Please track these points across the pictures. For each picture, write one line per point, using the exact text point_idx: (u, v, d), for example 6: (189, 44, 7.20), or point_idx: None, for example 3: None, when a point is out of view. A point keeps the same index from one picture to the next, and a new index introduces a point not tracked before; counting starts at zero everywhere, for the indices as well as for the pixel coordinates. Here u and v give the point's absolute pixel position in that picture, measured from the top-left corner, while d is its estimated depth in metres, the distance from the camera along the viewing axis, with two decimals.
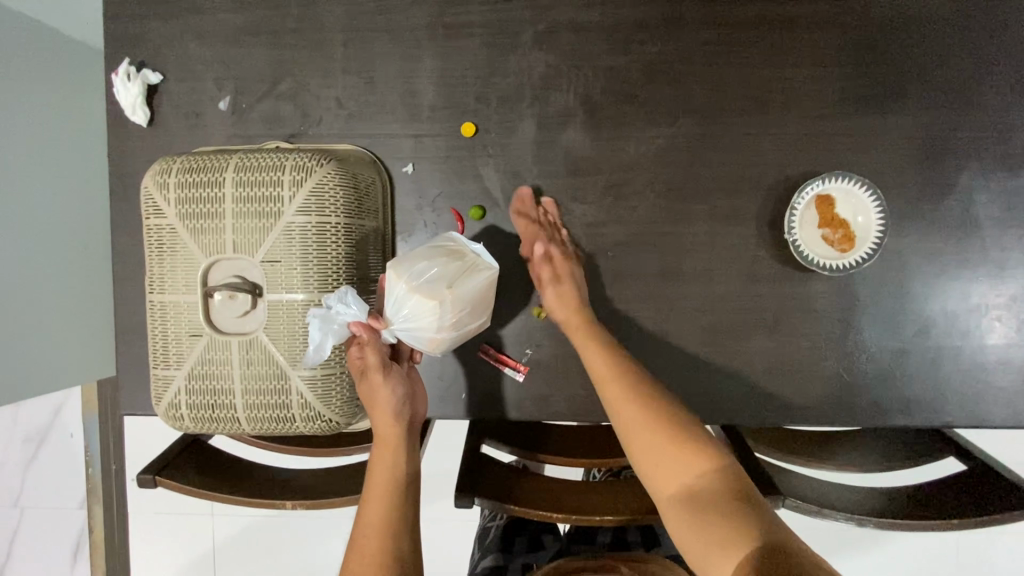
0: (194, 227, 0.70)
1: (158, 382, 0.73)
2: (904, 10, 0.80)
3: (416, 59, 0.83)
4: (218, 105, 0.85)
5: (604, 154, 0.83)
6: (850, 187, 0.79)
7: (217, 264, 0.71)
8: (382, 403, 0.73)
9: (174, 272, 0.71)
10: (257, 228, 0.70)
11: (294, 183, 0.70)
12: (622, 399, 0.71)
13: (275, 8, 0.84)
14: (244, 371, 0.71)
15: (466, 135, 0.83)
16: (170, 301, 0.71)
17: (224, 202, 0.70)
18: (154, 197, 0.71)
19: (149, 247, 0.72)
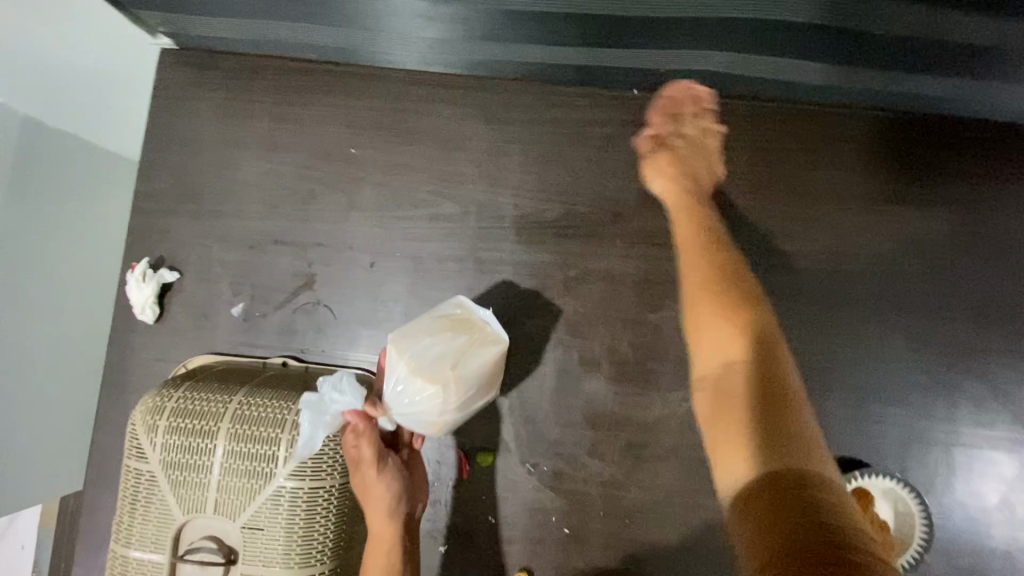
0: (175, 479, 0.64)
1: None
2: (948, 296, 0.78)
3: (442, 290, 0.80)
4: (231, 310, 0.82)
5: (628, 410, 0.77)
6: (889, 484, 0.73)
7: (193, 522, 0.64)
8: (376, 503, 0.67)
9: (145, 526, 0.64)
10: (243, 489, 0.64)
11: (292, 442, 0.65)
12: (697, 289, 0.61)
13: (305, 221, 0.82)
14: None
15: None
16: (134, 558, 0.64)
17: (211, 454, 0.64)
18: (139, 437, 0.65)
19: (123, 491, 0.66)
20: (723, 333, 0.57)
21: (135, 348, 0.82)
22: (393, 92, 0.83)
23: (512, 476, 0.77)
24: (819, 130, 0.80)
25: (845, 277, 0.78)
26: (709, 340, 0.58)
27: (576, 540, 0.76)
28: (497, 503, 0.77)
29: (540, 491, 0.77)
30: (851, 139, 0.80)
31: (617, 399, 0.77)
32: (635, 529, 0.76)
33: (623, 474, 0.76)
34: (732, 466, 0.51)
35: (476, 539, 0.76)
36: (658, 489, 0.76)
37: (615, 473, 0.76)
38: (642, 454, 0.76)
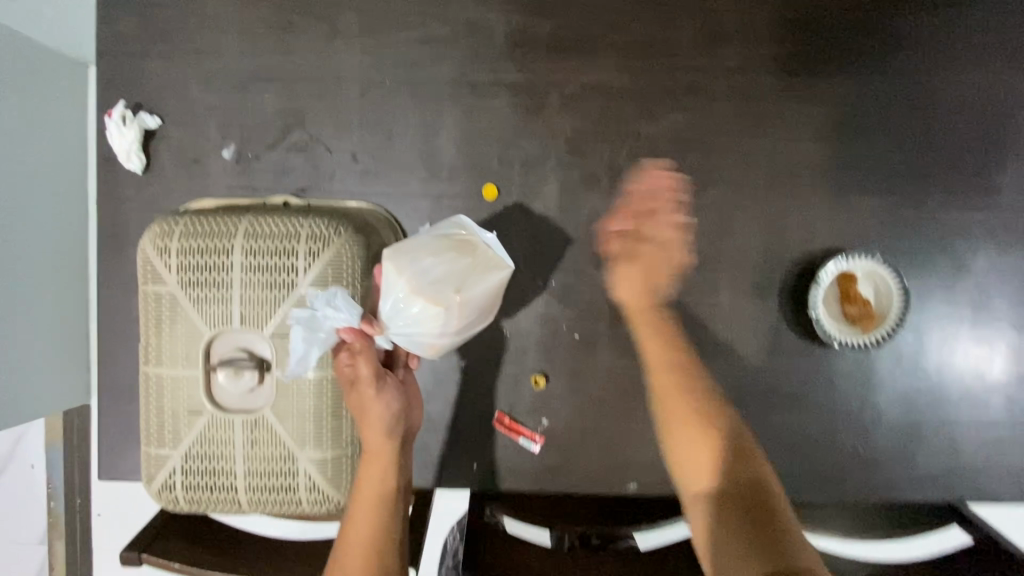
0: (197, 296, 0.65)
1: (150, 462, 0.67)
2: (928, 90, 0.81)
3: (438, 116, 0.79)
4: (221, 153, 0.79)
5: (628, 222, 0.80)
6: (872, 264, 0.79)
7: (222, 336, 0.66)
8: (373, 418, 0.66)
9: (173, 343, 0.65)
10: (268, 300, 0.65)
11: (309, 253, 0.66)
12: (683, 426, 0.70)
13: (287, 54, 0.79)
14: (248, 454, 0.66)
15: (488, 197, 0.79)
16: (167, 375, 0.66)
17: (231, 270, 0.65)
18: (152, 260, 0.65)
19: (144, 314, 0.66)
20: (709, 461, 0.67)
21: (125, 200, 0.79)
22: None
23: (523, 293, 0.80)
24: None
25: (832, 77, 0.80)
26: (697, 477, 0.67)
27: (587, 346, 0.81)
28: (511, 319, 0.81)
29: (551, 304, 0.81)
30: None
31: (619, 212, 0.80)
32: None
33: None
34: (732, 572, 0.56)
35: (493, 353, 0.81)
36: (661, 292, 0.81)
37: None
38: None
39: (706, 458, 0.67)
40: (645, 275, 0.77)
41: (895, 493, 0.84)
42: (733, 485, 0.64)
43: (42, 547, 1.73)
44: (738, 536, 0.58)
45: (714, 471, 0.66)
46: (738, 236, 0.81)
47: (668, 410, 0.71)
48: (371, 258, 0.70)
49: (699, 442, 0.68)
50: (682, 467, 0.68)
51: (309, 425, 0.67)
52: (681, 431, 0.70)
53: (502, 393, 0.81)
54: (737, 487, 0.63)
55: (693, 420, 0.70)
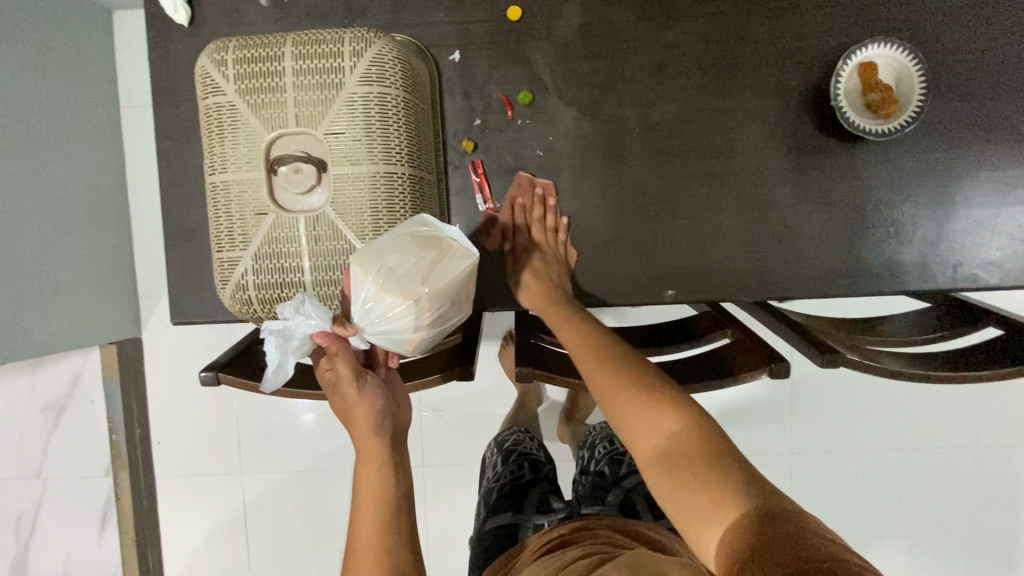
0: (254, 102, 0.70)
1: (224, 269, 0.73)
2: None
3: None
4: (260, 1, 0.84)
5: (649, 33, 0.83)
6: (891, 54, 0.82)
7: (280, 140, 0.71)
8: (360, 416, 0.71)
9: (236, 149, 0.71)
10: (320, 99, 0.70)
11: (353, 54, 0.70)
12: (610, 391, 0.69)
13: None
14: (313, 250, 0.71)
15: (513, 19, 0.83)
16: (233, 180, 0.71)
17: (283, 75, 0.70)
18: (211, 73, 0.71)
19: (207, 128, 0.72)
20: (638, 403, 0.66)
21: (175, 55, 0.85)
22: None
23: (553, 112, 0.84)
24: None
25: None
26: (642, 424, 0.65)
27: (619, 159, 0.85)
28: (543, 139, 0.85)
29: (581, 120, 0.84)
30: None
31: (639, 24, 0.83)
32: (668, 139, 0.85)
33: (652, 92, 0.84)
34: (706, 533, 0.54)
35: (529, 174, 0.85)
36: (685, 100, 0.84)
37: (645, 94, 0.84)
38: (668, 73, 0.84)
39: (653, 418, 0.65)
40: (549, 292, 0.82)
41: (927, 284, 0.87)
42: (677, 439, 0.62)
43: (108, 478, 1.78)
44: (711, 479, 0.57)
45: (667, 414, 0.64)
46: (755, 40, 0.84)
47: (593, 386, 0.71)
48: (409, 65, 0.74)
49: (641, 407, 0.66)
50: (611, 406, 0.68)
51: (367, 218, 0.71)
52: (617, 398, 0.68)
53: (539, 211, 0.86)
54: (707, 446, 0.60)
55: (605, 371, 0.71)
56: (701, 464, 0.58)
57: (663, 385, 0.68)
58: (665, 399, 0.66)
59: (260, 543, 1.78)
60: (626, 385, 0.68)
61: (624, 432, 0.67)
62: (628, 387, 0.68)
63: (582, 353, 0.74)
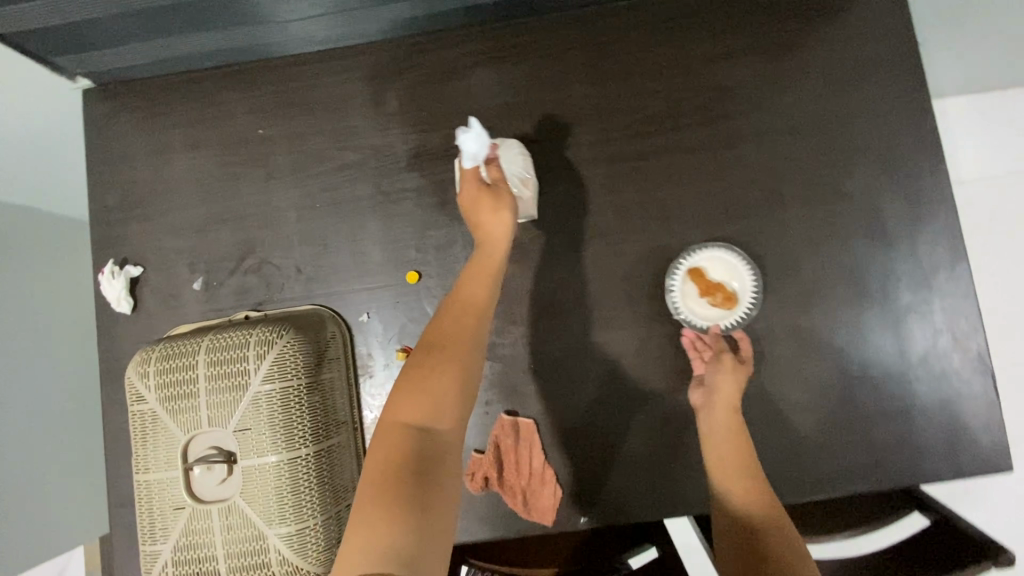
0: (171, 408, 0.79)
1: (147, 559, 0.79)
2: (767, 127, 0.94)
3: (361, 225, 0.96)
4: (193, 286, 0.97)
5: (533, 281, 0.93)
6: (714, 253, 0.91)
7: (194, 439, 0.79)
8: (499, 222, 0.84)
9: (157, 451, 0.79)
10: (228, 401, 0.79)
11: (258, 356, 0.80)
12: (743, 481, 0.84)
13: (236, 199, 0.98)
14: (224, 540, 0.77)
15: (411, 282, 0.94)
16: (154, 479, 0.79)
17: (196, 381, 0.79)
18: (137, 386, 0.81)
19: (134, 431, 0.81)
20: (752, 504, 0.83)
21: (119, 337, 0.96)
22: (282, 75, 0.98)
23: None
24: (630, 16, 0.95)
25: (681, 133, 0.94)
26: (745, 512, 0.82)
27: (517, 395, 0.92)
28: None
29: None
30: (659, 16, 0.95)
31: (522, 275, 0.94)
32: (560, 372, 0.92)
33: (542, 331, 0.93)
34: None
35: None
36: (572, 334, 0.92)
37: (533, 333, 0.93)
38: (553, 313, 0.93)
39: (754, 511, 0.82)
40: (734, 372, 0.87)
41: (834, 486, 0.88)
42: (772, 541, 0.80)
43: None
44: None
45: (762, 511, 0.82)
46: (629, 278, 0.93)
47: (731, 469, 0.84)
48: (313, 350, 0.84)
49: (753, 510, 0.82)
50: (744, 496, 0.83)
51: (273, 504, 0.77)
52: (740, 498, 0.83)
53: None
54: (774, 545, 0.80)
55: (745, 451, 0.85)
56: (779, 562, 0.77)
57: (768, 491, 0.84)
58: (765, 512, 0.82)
59: None
60: (747, 482, 0.83)
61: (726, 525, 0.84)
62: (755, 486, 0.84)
63: (733, 430, 0.85)
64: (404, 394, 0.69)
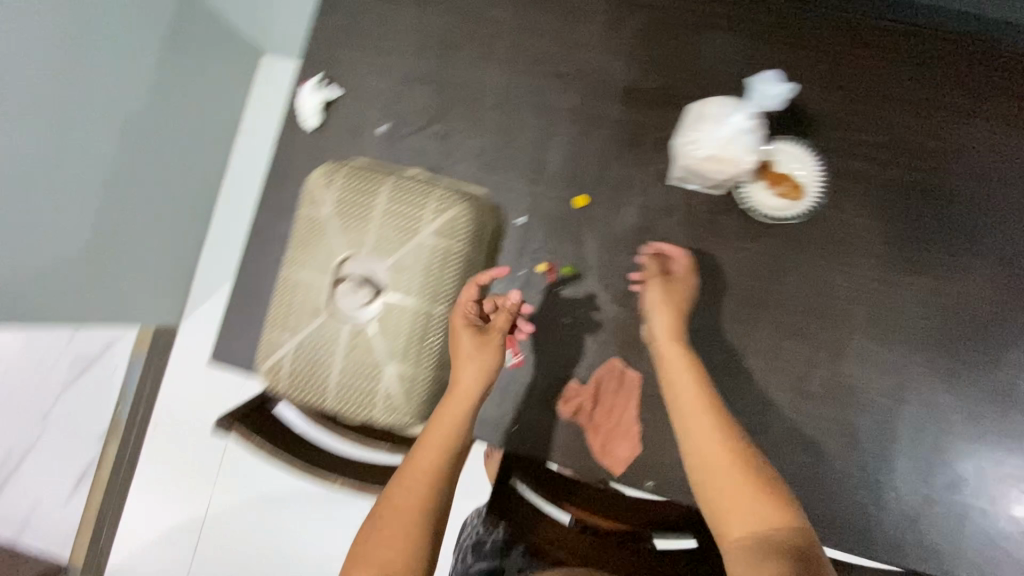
0: (342, 223, 0.83)
1: (266, 345, 0.84)
2: (979, 199, 0.91)
3: (552, 133, 0.97)
4: (378, 128, 1.00)
5: (692, 250, 0.93)
6: (775, 148, 0.92)
7: (350, 258, 0.83)
8: (466, 374, 0.78)
9: (314, 255, 0.83)
10: (396, 238, 0.83)
11: (436, 211, 0.84)
12: (721, 453, 0.76)
13: (446, 64, 1.00)
14: (345, 357, 0.82)
15: (577, 204, 0.95)
16: (301, 279, 0.83)
17: (373, 208, 0.83)
18: (317, 191, 0.85)
19: (297, 229, 0.85)
20: (735, 487, 0.73)
21: (296, 147, 1.01)
22: None
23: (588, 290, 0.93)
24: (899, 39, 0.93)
25: (892, 170, 0.92)
26: (729, 495, 0.73)
27: (634, 348, 0.92)
28: (572, 310, 0.94)
29: (610, 304, 0.93)
30: (930, 50, 0.92)
31: (685, 241, 0.93)
32: (684, 344, 0.92)
33: (684, 299, 0.92)
34: None
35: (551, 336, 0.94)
36: (708, 315, 0.92)
37: None
38: (699, 287, 0.92)
39: (751, 491, 0.72)
40: (669, 293, 0.87)
41: (906, 560, 0.86)
42: (781, 535, 0.68)
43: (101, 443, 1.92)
44: None
45: (765, 495, 0.72)
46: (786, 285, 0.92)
47: (711, 449, 0.76)
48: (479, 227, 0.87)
49: (740, 492, 0.72)
50: (709, 473, 0.76)
51: (400, 345, 0.82)
52: (716, 475, 0.75)
53: (547, 370, 0.93)
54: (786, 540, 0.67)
55: (716, 430, 0.77)
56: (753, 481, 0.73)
57: (769, 472, 0.75)
58: (765, 494, 0.72)
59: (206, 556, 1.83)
60: (702, 404, 0.79)
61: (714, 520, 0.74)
62: (745, 465, 0.74)
63: (698, 410, 0.79)
64: (359, 560, 0.67)
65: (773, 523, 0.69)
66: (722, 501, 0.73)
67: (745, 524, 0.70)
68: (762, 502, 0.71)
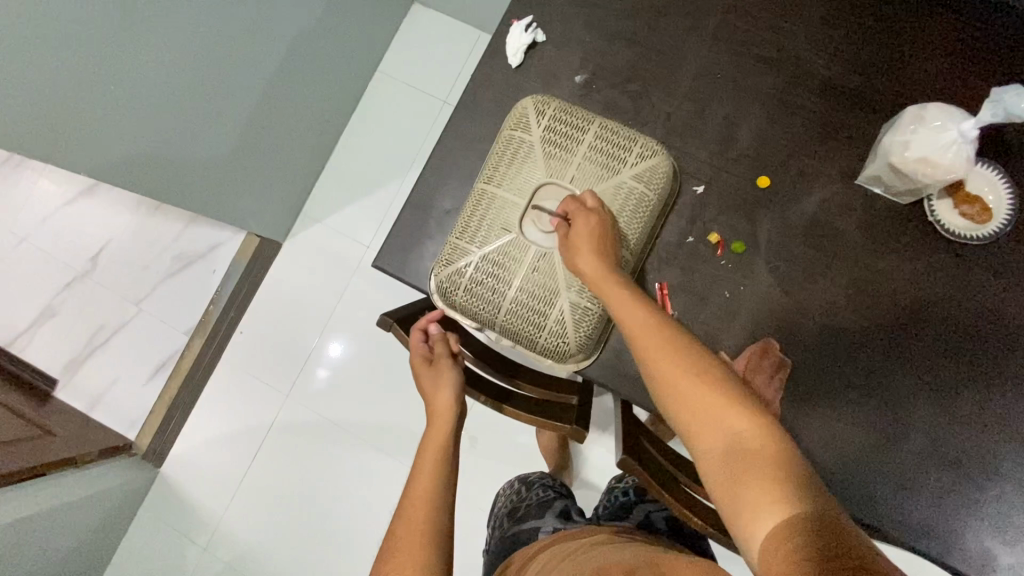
0: (549, 151, 0.91)
1: (449, 250, 0.91)
2: None
3: (745, 114, 1.00)
4: (575, 77, 1.04)
5: (862, 254, 0.96)
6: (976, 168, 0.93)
7: (547, 185, 0.91)
8: (442, 396, 0.92)
9: (517, 174, 0.90)
10: (599, 174, 0.90)
11: (635, 160, 0.90)
12: (700, 421, 0.68)
13: (653, 29, 1.03)
14: (528, 274, 0.89)
15: (759, 186, 0.98)
16: (499, 194, 0.90)
17: (582, 142, 0.90)
18: (527, 120, 0.92)
19: (502, 147, 0.92)
20: (756, 478, 0.61)
21: (494, 81, 1.06)
22: None
23: (754, 269, 0.96)
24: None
25: None
26: (755, 485, 0.60)
27: (788, 334, 0.95)
28: (735, 285, 0.97)
29: (773, 288, 0.96)
30: None
31: (856, 242, 0.96)
32: (834, 339, 0.95)
33: (843, 298, 0.96)
34: None
35: (709, 305, 0.97)
36: (867, 318, 0.95)
37: (834, 295, 0.96)
38: (862, 289, 0.95)
39: (760, 477, 0.61)
40: (597, 253, 0.84)
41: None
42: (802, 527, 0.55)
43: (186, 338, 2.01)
44: None
45: (769, 478, 0.60)
46: (951, 304, 0.94)
47: (698, 416, 0.69)
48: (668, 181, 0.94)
49: (768, 482, 0.60)
50: (730, 462, 0.64)
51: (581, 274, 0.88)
52: (744, 469, 0.62)
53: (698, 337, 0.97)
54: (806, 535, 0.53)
55: (692, 379, 0.71)
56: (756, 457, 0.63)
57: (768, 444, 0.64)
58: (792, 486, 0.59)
59: (267, 462, 1.91)
60: (663, 337, 0.75)
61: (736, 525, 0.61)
62: (723, 427, 0.67)
63: (670, 354, 0.73)
64: (390, 551, 0.74)
65: (795, 527, 0.55)
66: (748, 495, 0.60)
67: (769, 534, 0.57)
68: (764, 477, 0.60)
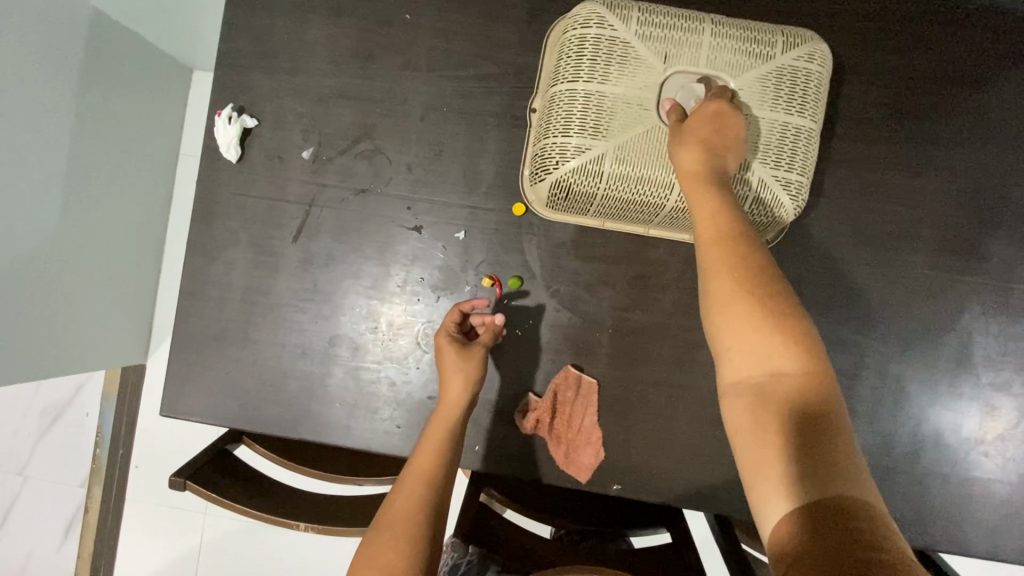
0: (646, 43, 0.77)
1: (579, 44, 0.79)
2: (921, 162, 0.89)
3: (483, 142, 0.94)
4: (302, 153, 0.95)
5: (635, 249, 0.92)
6: None
7: (674, 80, 0.78)
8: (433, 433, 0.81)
9: (634, 73, 0.78)
10: (749, 54, 0.77)
11: (807, 57, 0.78)
12: (741, 302, 0.60)
13: (366, 79, 0.95)
14: (609, 124, 0.77)
15: (516, 214, 0.92)
16: (614, 102, 0.78)
17: (703, 33, 0.78)
18: (617, 23, 0.78)
19: (602, 53, 0.78)
20: (755, 362, 0.58)
21: (221, 182, 0.96)
22: None
23: (535, 298, 0.92)
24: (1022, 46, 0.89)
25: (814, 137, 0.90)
26: (749, 363, 0.59)
27: (588, 353, 0.92)
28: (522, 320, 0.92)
29: (561, 311, 0.92)
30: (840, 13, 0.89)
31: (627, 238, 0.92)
32: (634, 343, 0.91)
33: (630, 299, 0.92)
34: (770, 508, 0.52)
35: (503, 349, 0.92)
36: (659, 311, 0.91)
37: (621, 299, 0.92)
38: (647, 285, 0.92)
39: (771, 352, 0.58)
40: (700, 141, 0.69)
41: None
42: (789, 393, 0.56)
43: None
44: (778, 471, 0.53)
45: (782, 356, 0.57)
46: None
47: (739, 307, 0.60)
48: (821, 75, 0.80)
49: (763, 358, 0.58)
50: (732, 339, 0.60)
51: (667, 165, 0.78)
52: (727, 340, 0.60)
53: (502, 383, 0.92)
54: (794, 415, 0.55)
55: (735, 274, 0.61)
56: (789, 403, 0.56)
57: (792, 319, 0.59)
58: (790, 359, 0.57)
59: None
60: (715, 229, 0.64)
61: (729, 404, 0.60)
62: (752, 324, 0.59)
63: (714, 248, 0.64)
64: None
65: (782, 422, 0.55)
66: (740, 403, 0.58)
67: (772, 482, 0.53)
68: (779, 357, 0.57)
